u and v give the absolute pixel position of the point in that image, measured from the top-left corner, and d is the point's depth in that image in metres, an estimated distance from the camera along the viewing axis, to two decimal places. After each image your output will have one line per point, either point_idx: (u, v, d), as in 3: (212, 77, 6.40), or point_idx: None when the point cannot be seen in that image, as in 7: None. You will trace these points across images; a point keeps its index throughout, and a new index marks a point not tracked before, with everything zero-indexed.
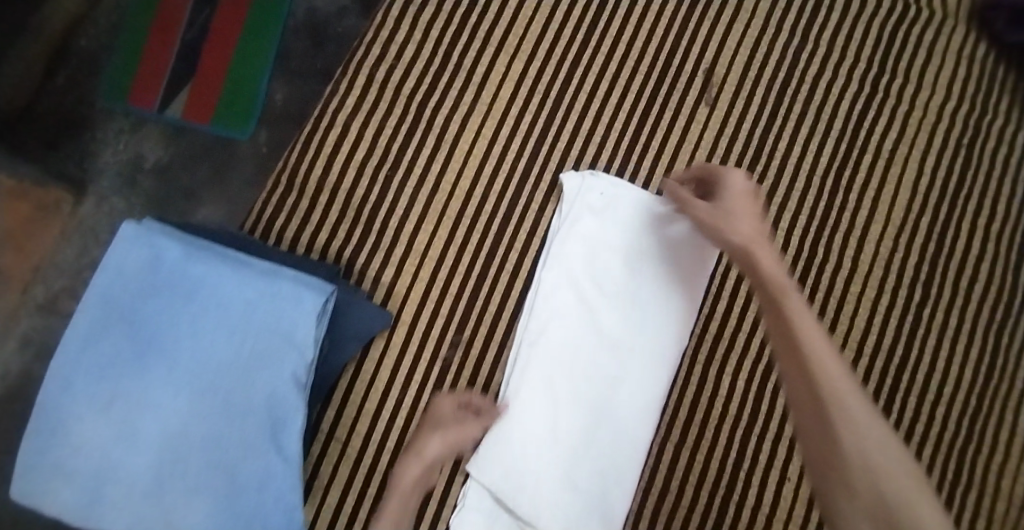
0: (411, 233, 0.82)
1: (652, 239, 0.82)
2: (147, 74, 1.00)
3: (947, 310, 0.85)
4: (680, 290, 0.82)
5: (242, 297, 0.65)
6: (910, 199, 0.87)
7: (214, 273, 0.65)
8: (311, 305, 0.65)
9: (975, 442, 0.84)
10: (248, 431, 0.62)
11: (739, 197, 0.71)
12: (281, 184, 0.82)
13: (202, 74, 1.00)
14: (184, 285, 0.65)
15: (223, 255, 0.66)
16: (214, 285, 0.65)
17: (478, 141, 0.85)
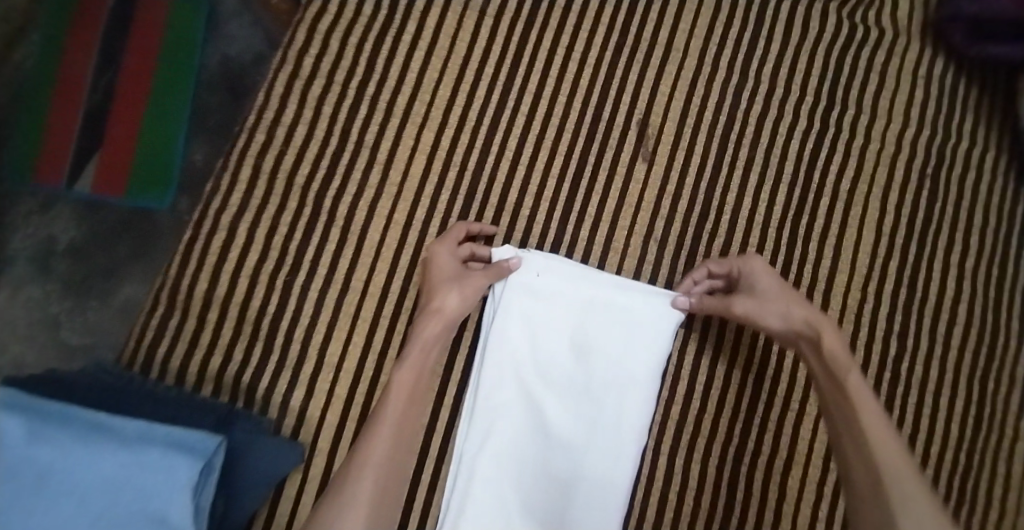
0: (320, 344, 0.71)
1: (600, 320, 0.73)
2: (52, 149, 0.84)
3: (927, 362, 0.77)
4: (634, 377, 0.72)
5: (100, 477, 0.55)
6: (875, 242, 0.79)
7: (63, 453, 0.55)
8: (187, 478, 0.56)
9: (970, 503, 0.76)
10: None
11: (770, 289, 0.69)
12: (161, 303, 0.70)
13: (111, 142, 0.84)
14: (29, 468, 0.55)
15: (76, 426, 0.57)
16: (66, 465, 0.55)
17: (390, 227, 0.73)
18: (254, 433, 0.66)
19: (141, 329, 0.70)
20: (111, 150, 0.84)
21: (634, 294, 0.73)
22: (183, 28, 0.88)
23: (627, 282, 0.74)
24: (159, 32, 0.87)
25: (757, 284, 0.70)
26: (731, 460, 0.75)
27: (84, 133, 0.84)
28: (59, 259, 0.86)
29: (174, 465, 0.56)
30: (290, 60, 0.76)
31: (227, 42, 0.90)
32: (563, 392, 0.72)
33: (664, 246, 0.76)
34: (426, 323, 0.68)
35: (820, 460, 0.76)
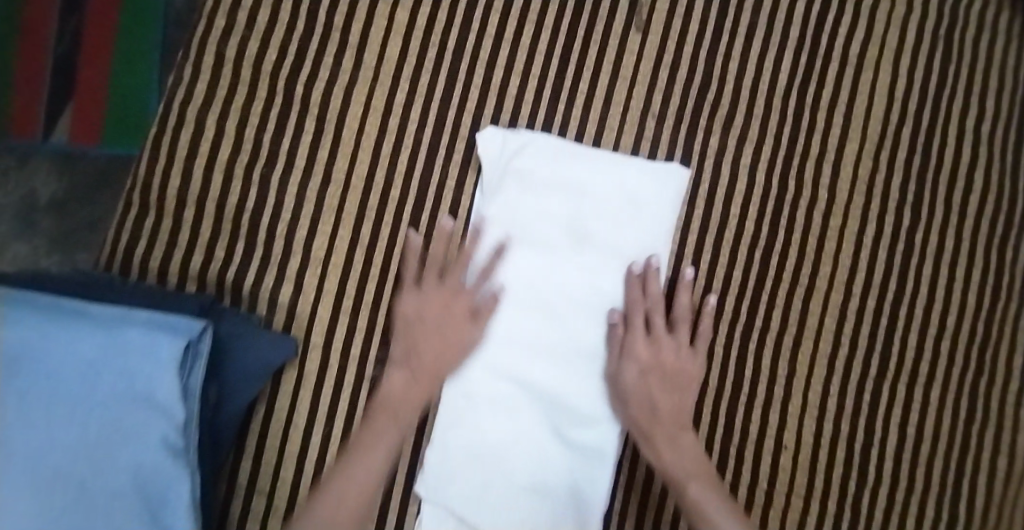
0: (305, 240, 0.68)
1: (588, 193, 0.69)
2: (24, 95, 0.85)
3: (942, 232, 0.74)
4: (632, 244, 0.69)
5: (79, 358, 0.53)
6: (887, 108, 0.74)
7: (38, 333, 0.53)
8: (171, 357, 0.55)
9: (987, 373, 0.74)
10: (119, 517, 0.52)
11: (655, 361, 0.68)
12: (135, 203, 0.67)
13: (83, 88, 0.86)
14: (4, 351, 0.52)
15: (52, 310, 0.54)
16: (43, 347, 0.53)
17: (369, 115, 0.69)
18: (240, 323, 0.64)
19: (115, 231, 0.66)
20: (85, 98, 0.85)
21: (632, 171, 0.70)
22: None
23: (622, 158, 0.70)
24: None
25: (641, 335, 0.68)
26: (739, 342, 0.72)
27: (55, 84, 0.85)
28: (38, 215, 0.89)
29: (159, 342, 0.55)
30: None
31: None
32: (559, 272, 0.69)
33: (663, 122, 0.72)
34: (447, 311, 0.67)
35: (830, 335, 0.73)
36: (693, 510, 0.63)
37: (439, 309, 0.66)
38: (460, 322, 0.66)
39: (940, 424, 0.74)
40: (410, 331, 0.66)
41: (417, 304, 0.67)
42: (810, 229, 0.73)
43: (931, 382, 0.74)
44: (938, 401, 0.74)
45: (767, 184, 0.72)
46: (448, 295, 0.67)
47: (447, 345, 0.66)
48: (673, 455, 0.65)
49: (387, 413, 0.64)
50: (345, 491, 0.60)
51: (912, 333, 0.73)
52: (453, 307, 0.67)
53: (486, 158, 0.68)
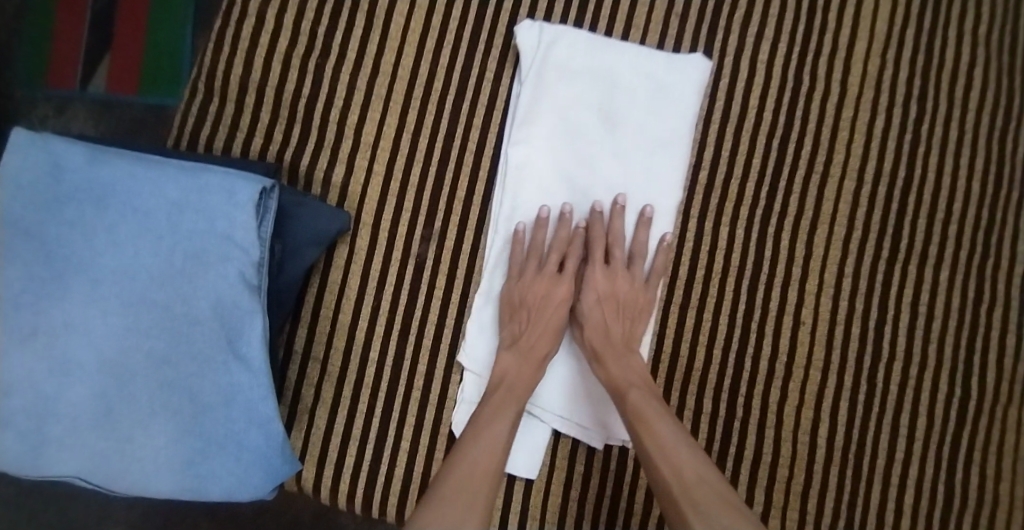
0: (356, 125, 0.73)
1: (616, 82, 0.74)
2: (68, 53, 0.95)
3: (946, 124, 0.80)
4: (658, 127, 0.74)
5: (164, 199, 0.58)
6: (893, 10, 0.81)
7: (125, 174, 0.57)
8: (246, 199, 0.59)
9: (994, 256, 0.79)
10: (202, 342, 0.58)
11: (611, 292, 0.71)
12: (201, 89, 0.72)
13: (120, 47, 0.95)
14: (95, 192, 0.57)
15: (136, 157, 0.58)
16: (130, 188, 0.57)
17: (416, 11, 0.75)
18: (299, 193, 0.69)
19: (182, 117, 0.72)
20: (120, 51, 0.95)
21: (658, 63, 0.75)
22: None
23: (647, 51, 0.75)
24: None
25: (592, 286, 0.71)
26: (758, 225, 0.77)
27: (94, 39, 0.95)
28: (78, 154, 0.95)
29: (235, 185, 0.59)
30: None
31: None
32: (591, 155, 0.74)
33: (685, 21, 0.78)
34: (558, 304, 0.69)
35: (845, 219, 0.78)
36: (617, 382, 0.67)
37: (539, 294, 0.69)
38: (561, 299, 0.69)
39: (950, 303, 0.78)
40: (515, 316, 0.69)
41: (521, 287, 0.70)
42: (823, 120, 0.79)
43: (940, 262, 0.79)
44: (948, 282, 0.78)
45: (783, 78, 0.79)
46: (545, 283, 0.70)
47: (549, 308, 0.69)
48: (620, 374, 0.67)
49: (502, 389, 0.67)
50: (489, 446, 0.63)
51: (921, 217, 0.79)
52: (555, 292, 0.69)
53: (526, 60, 0.74)
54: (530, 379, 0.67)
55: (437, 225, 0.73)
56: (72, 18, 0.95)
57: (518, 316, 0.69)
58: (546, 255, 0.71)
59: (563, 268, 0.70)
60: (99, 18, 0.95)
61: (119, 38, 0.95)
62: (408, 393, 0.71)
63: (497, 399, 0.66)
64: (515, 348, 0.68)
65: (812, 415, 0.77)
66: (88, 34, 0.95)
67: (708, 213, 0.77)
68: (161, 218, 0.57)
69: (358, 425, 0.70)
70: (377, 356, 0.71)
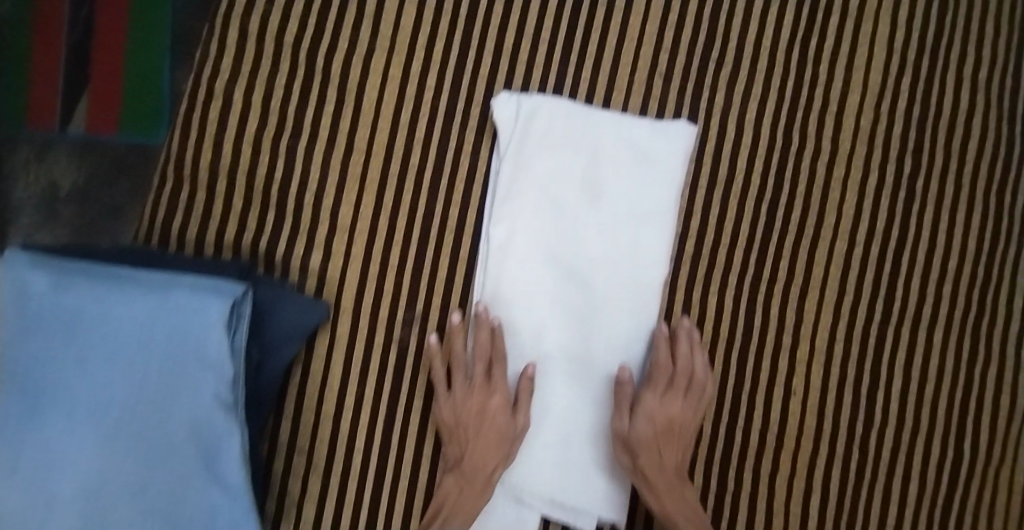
0: (331, 208, 0.71)
1: (601, 153, 0.72)
2: (42, 91, 0.86)
3: (943, 179, 0.77)
4: (645, 199, 0.72)
5: (134, 322, 0.57)
6: (887, 58, 0.77)
7: (95, 299, 0.57)
8: (217, 317, 0.58)
9: (988, 315, 0.78)
10: (180, 465, 0.57)
11: (666, 415, 0.70)
12: (169, 178, 0.70)
13: (97, 83, 0.87)
14: (66, 320, 0.56)
15: (105, 279, 0.58)
16: (100, 313, 0.56)
17: (389, 84, 0.72)
18: (275, 289, 0.67)
19: (152, 206, 0.70)
20: (98, 89, 0.87)
21: (639, 127, 0.72)
22: None
23: (627, 117, 0.72)
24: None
25: (644, 408, 0.69)
26: (748, 292, 0.75)
27: (70, 74, 0.86)
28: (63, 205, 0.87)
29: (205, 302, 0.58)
30: None
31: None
32: (576, 231, 0.71)
33: (669, 80, 0.74)
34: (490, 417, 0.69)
35: (837, 283, 0.76)
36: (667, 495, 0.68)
37: (476, 407, 0.69)
38: (496, 409, 0.69)
39: (943, 365, 0.77)
40: (453, 432, 0.69)
41: (452, 402, 0.70)
42: (814, 181, 0.76)
43: (934, 324, 0.77)
44: (941, 343, 0.77)
45: (772, 138, 0.75)
46: (481, 394, 0.69)
47: (485, 422, 0.69)
48: (675, 509, 0.68)
49: (442, 513, 0.68)
50: None
51: (915, 277, 0.77)
52: (489, 403, 0.69)
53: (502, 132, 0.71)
54: (474, 500, 0.68)
55: (419, 308, 0.72)
56: (45, 50, 0.86)
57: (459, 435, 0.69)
58: (483, 367, 0.70)
59: (490, 377, 0.70)
60: (73, 51, 0.86)
61: (96, 73, 0.86)
62: (396, 479, 0.71)
63: (439, 521, 0.67)
64: (457, 464, 0.69)
65: (805, 485, 0.76)
66: (65, 69, 0.87)
67: (696, 281, 0.75)
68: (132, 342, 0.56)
69: (346, 514, 0.71)
70: (362, 444, 0.71)
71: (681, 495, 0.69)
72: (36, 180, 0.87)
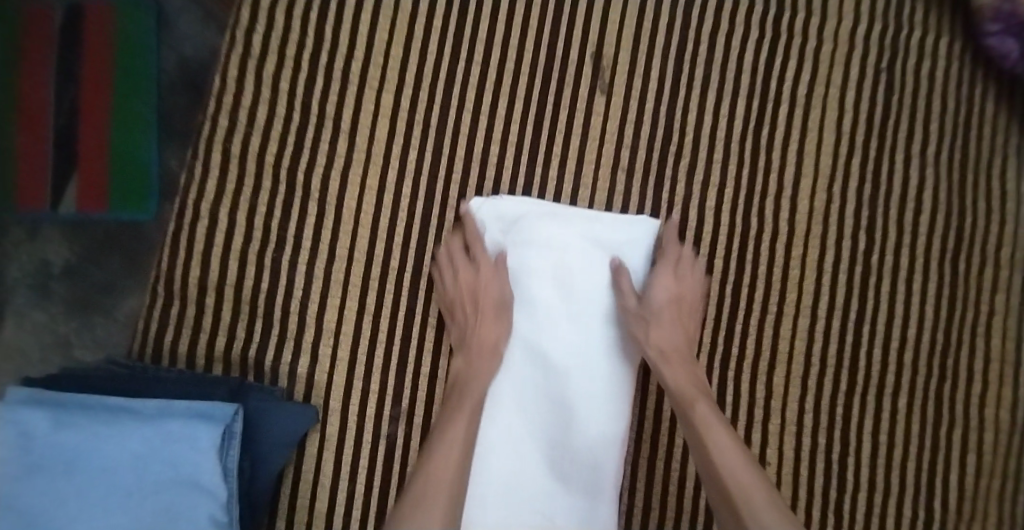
0: (317, 314, 0.75)
1: (574, 253, 0.75)
2: (28, 174, 0.89)
3: (897, 252, 0.80)
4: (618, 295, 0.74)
5: (133, 456, 0.64)
6: (836, 140, 0.80)
7: (94, 437, 0.64)
8: (208, 446, 0.65)
9: (949, 378, 0.81)
10: None
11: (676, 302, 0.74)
12: (161, 294, 0.74)
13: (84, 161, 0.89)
14: (68, 458, 0.63)
15: (101, 418, 0.65)
16: (100, 450, 0.63)
17: (365, 193, 0.76)
18: (267, 402, 0.71)
19: (145, 324, 0.74)
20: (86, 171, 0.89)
21: (612, 223, 0.76)
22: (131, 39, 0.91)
23: (594, 213, 0.76)
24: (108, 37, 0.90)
25: (658, 292, 0.74)
26: (718, 370, 0.79)
27: (56, 155, 0.89)
28: (56, 284, 0.93)
29: (199, 436, 0.65)
30: (241, 39, 0.75)
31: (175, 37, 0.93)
32: (546, 321, 0.75)
33: (631, 175, 0.78)
34: (477, 298, 0.73)
35: (802, 357, 0.80)
36: (699, 428, 0.67)
37: (468, 282, 0.74)
38: (485, 287, 0.73)
39: (909, 429, 0.80)
40: (453, 317, 0.74)
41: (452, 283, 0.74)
42: (774, 261, 0.79)
43: (898, 390, 0.80)
44: (906, 408, 0.80)
45: (732, 222, 0.79)
46: (470, 274, 0.74)
47: (488, 354, 0.72)
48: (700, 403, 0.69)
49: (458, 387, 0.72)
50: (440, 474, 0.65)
51: (876, 347, 0.80)
52: (479, 284, 0.73)
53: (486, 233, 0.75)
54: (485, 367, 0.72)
55: (404, 405, 0.75)
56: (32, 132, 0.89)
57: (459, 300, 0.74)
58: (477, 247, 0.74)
59: (473, 261, 0.74)
60: (62, 134, 0.89)
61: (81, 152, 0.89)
62: None
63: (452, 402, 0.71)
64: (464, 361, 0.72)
65: None
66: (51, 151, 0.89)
67: None
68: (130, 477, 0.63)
69: None
70: None
71: (723, 439, 0.67)
72: (30, 258, 0.93)
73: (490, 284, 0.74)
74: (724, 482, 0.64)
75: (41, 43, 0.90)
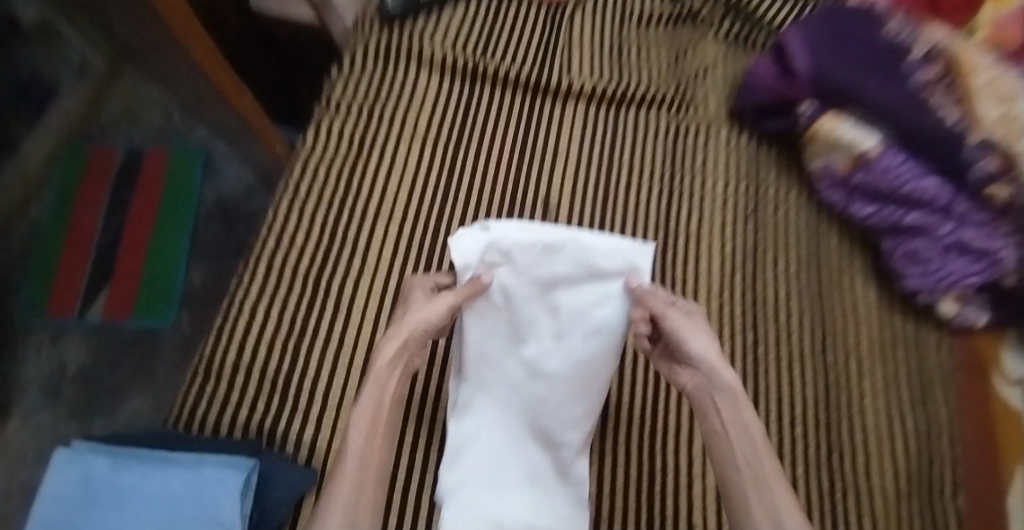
0: (324, 391, 0.93)
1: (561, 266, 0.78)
2: (64, 290, 1.24)
3: (778, 346, 1.03)
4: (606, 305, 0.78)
5: (171, 493, 0.79)
6: (722, 263, 1.07)
7: (142, 477, 0.79)
8: (233, 486, 0.80)
9: (838, 449, 0.98)
10: None
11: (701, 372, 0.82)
12: (200, 373, 0.92)
13: (118, 276, 1.25)
14: (118, 493, 0.78)
15: (148, 462, 0.81)
16: (146, 487, 0.79)
17: (370, 298, 0.98)
18: (280, 461, 0.88)
19: (184, 397, 0.91)
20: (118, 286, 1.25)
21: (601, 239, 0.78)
22: (178, 185, 1.35)
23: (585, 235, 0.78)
24: (158, 182, 1.35)
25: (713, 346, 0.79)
26: (657, 445, 0.93)
27: (94, 272, 1.25)
28: (66, 385, 1.20)
29: (227, 477, 0.81)
30: (287, 186, 1.03)
31: (223, 185, 1.37)
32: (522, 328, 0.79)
33: None
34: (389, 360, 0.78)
35: None
36: (767, 467, 0.71)
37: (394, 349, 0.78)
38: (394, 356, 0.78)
39: (811, 495, 0.94)
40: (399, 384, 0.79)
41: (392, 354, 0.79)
42: None
43: (796, 459, 0.97)
44: (806, 475, 0.96)
45: None
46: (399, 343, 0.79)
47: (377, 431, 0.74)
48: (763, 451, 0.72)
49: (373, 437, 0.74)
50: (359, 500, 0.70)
51: (774, 423, 0.98)
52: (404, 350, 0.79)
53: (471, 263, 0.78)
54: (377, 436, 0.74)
55: None
56: (76, 241, 1.28)
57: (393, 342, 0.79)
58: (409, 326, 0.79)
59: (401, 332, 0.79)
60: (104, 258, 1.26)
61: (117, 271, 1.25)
62: None
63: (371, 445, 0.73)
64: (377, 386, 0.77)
65: None
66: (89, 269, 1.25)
67: (614, 436, 0.93)
68: (166, 509, 0.78)
69: None
70: None
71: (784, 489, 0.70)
72: (50, 360, 1.21)
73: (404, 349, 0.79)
74: (755, 502, 0.69)
75: (101, 172, 1.34)
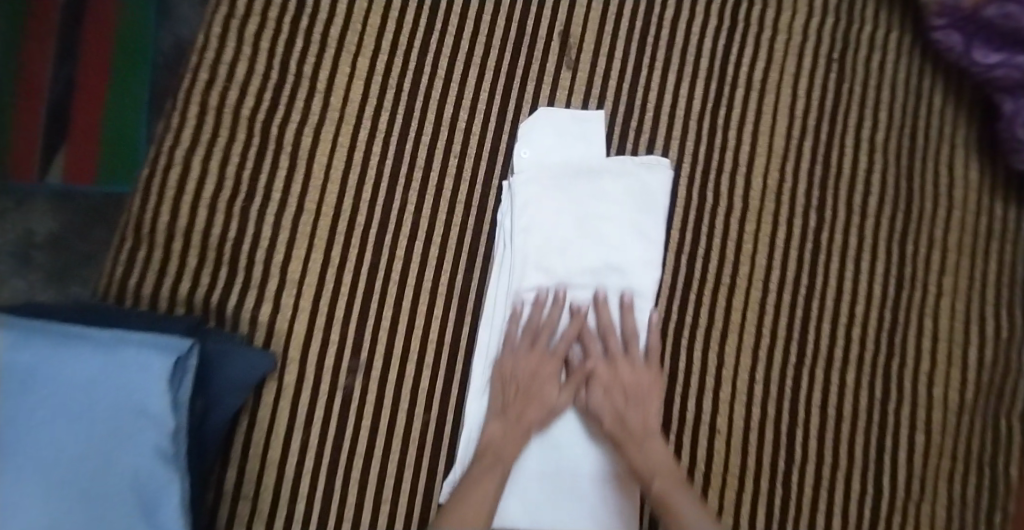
0: (282, 263, 0.77)
1: (606, 201, 0.79)
2: (22, 149, 0.95)
3: (846, 230, 0.83)
4: (644, 243, 0.79)
5: (86, 376, 0.64)
6: (789, 124, 0.84)
7: (45, 356, 0.64)
8: (164, 370, 0.66)
9: (898, 356, 0.83)
10: (121, 515, 0.62)
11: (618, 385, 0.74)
12: (129, 238, 0.76)
13: (76, 133, 0.95)
14: (13, 375, 0.62)
15: (51, 339, 0.65)
16: (51, 367, 0.64)
17: (337, 152, 0.80)
18: (226, 343, 0.73)
19: (111, 266, 0.76)
20: (76, 145, 0.94)
21: (620, 188, 0.80)
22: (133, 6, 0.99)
23: (601, 185, 0.80)
24: (109, 12, 0.99)
25: (598, 381, 0.75)
26: (673, 337, 0.81)
27: (49, 123, 0.95)
28: None
29: (155, 361, 0.66)
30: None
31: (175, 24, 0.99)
32: (572, 268, 0.78)
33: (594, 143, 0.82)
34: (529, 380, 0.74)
35: (752, 330, 0.82)
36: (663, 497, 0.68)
37: (533, 364, 0.74)
38: (549, 374, 0.74)
39: (858, 403, 0.82)
40: (506, 387, 0.74)
41: (511, 360, 0.75)
42: (728, 234, 0.83)
43: (846, 363, 0.82)
44: (854, 383, 0.82)
45: (689, 194, 0.83)
46: (538, 357, 0.75)
47: (521, 431, 0.72)
48: (659, 484, 0.69)
49: (489, 455, 0.71)
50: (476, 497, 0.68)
51: (826, 321, 0.82)
52: (542, 371, 0.74)
53: (505, 218, 0.79)
54: (516, 447, 0.72)
55: (363, 357, 0.77)
56: (21, 76, 0.96)
57: (495, 383, 0.75)
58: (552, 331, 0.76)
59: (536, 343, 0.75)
60: (53, 115, 0.95)
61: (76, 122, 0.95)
62: (339, 524, 0.75)
63: (486, 461, 0.71)
64: (490, 455, 0.71)
65: (733, 522, 0.79)
66: (45, 126, 0.95)
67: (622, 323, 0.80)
68: (80, 394, 0.63)
69: None
70: (308, 490, 0.75)
71: (670, 490, 0.69)
72: None
73: (534, 424, 0.73)
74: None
75: (44, 20, 0.98)
